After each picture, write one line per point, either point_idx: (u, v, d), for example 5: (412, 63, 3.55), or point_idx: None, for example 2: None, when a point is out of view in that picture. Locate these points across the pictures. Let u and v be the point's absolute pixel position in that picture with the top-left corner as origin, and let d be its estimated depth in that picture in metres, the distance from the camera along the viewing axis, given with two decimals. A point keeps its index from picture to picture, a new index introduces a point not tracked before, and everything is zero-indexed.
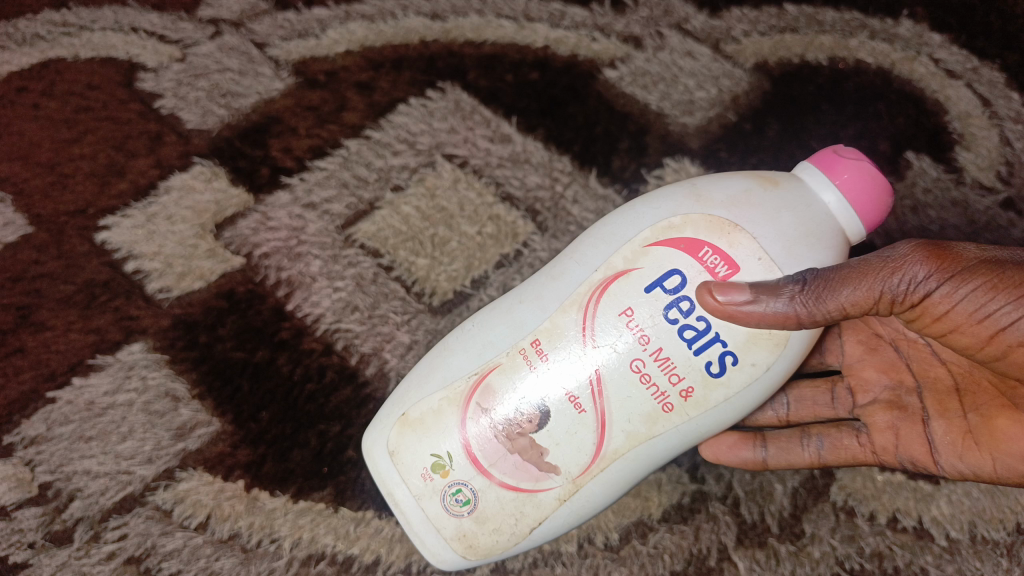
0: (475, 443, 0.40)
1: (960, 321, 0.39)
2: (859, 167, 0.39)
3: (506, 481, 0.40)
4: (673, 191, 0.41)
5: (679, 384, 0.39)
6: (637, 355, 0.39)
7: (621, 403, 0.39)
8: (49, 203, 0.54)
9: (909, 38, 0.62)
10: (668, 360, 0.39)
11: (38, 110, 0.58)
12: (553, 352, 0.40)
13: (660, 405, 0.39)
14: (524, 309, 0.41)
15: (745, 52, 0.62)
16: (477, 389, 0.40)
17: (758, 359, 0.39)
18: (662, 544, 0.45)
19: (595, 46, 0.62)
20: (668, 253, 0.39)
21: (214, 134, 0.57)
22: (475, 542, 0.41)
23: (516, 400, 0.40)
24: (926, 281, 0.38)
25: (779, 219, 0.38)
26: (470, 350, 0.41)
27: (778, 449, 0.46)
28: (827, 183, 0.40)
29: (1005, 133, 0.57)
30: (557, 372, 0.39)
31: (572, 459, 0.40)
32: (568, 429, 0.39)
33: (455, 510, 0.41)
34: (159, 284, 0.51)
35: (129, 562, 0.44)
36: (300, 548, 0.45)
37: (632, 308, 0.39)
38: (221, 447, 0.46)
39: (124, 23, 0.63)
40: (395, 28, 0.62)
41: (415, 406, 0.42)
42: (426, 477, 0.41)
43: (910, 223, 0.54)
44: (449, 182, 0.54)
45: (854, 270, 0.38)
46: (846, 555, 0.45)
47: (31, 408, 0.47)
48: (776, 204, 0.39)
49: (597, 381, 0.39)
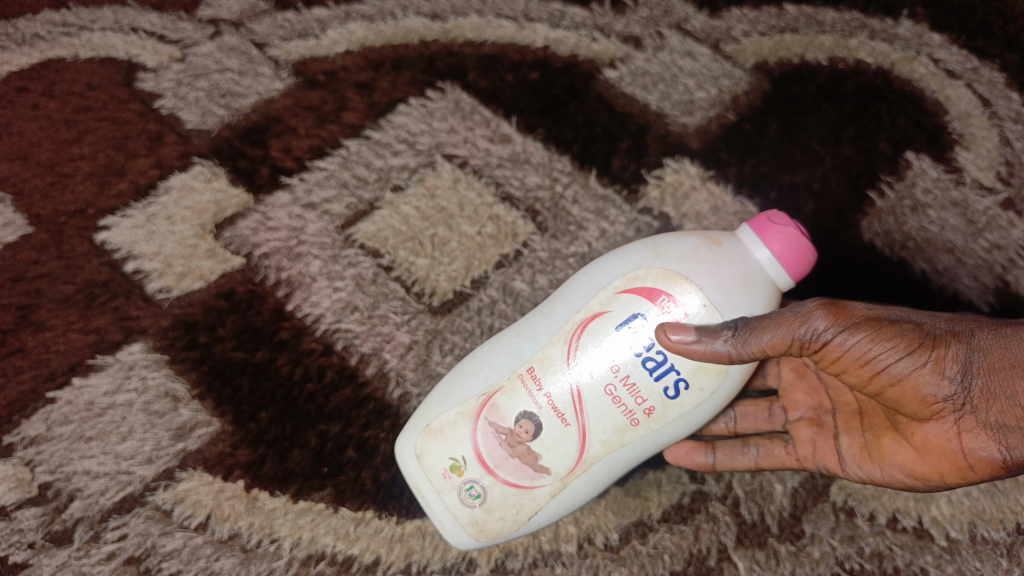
0: (485, 447, 0.41)
1: (850, 364, 0.40)
2: (790, 234, 0.39)
3: (510, 479, 0.41)
4: (637, 245, 0.42)
5: (646, 406, 0.40)
6: (614, 377, 0.40)
7: (598, 420, 0.40)
8: (49, 203, 0.54)
9: (909, 39, 0.62)
10: (642, 381, 0.40)
11: (37, 110, 0.58)
12: (547, 378, 0.41)
13: (626, 421, 0.40)
14: (527, 337, 0.42)
15: (745, 51, 0.62)
16: (485, 407, 0.41)
17: (706, 383, 0.40)
18: (662, 544, 0.45)
19: (595, 46, 0.62)
20: (636, 299, 0.40)
21: (214, 134, 0.57)
22: (485, 527, 0.42)
23: (527, 412, 0.41)
24: (826, 330, 0.39)
25: (723, 273, 0.39)
26: (486, 368, 0.42)
27: (725, 453, 0.46)
28: (758, 247, 0.40)
29: (1005, 133, 0.57)
30: (551, 396, 0.40)
31: (561, 459, 0.41)
32: (555, 438, 0.41)
33: (466, 506, 0.42)
34: (159, 284, 0.51)
35: (129, 562, 0.44)
36: (300, 548, 0.45)
37: (603, 344, 0.40)
38: (221, 447, 0.46)
39: (123, 23, 0.64)
40: (395, 28, 0.62)
41: (438, 416, 0.42)
42: (440, 478, 0.42)
43: (909, 223, 0.53)
44: (449, 182, 0.54)
45: (770, 319, 0.39)
46: (846, 555, 0.45)
47: (31, 409, 0.47)
48: (718, 260, 0.40)
49: (577, 398, 0.40)
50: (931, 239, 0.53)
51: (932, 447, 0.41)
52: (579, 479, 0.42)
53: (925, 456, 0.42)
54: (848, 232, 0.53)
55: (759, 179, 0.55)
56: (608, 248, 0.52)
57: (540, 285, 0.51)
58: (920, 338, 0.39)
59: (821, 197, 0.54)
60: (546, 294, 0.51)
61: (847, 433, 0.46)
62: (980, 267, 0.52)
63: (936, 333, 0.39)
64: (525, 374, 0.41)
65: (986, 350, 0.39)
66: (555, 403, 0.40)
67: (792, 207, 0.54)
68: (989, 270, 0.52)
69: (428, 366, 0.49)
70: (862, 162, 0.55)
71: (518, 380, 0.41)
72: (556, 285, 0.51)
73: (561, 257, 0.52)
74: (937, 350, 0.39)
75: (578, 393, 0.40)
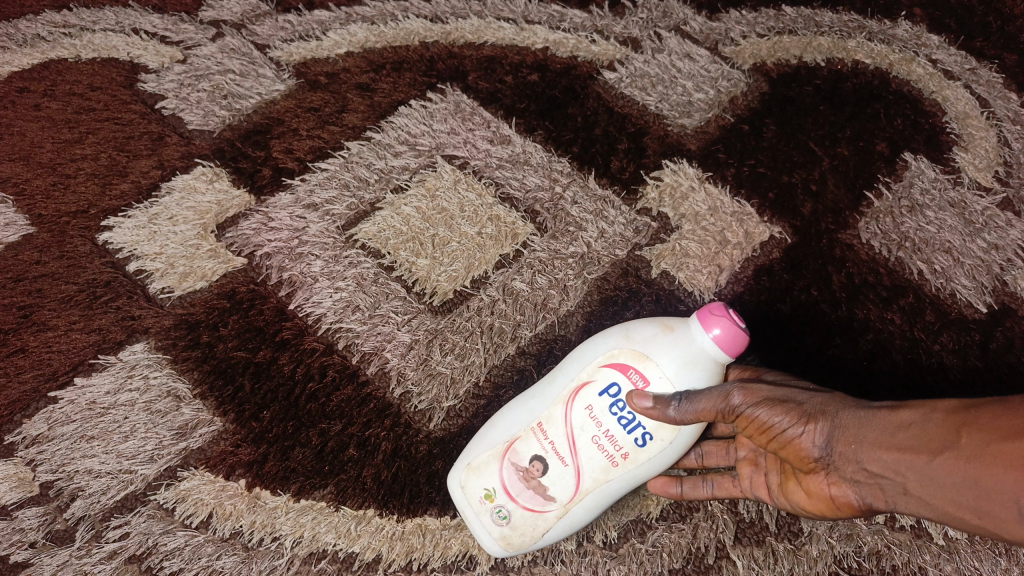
0: (508, 474, 0.42)
1: (755, 429, 0.40)
2: (730, 327, 0.39)
3: (529, 504, 0.41)
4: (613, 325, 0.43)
5: (624, 450, 0.41)
6: (596, 420, 0.41)
7: (590, 454, 0.41)
8: (51, 204, 0.54)
9: (906, 40, 0.63)
10: (620, 426, 0.40)
11: (39, 110, 0.59)
12: (555, 427, 0.41)
13: (609, 459, 0.41)
14: (539, 390, 0.43)
15: (744, 53, 0.63)
16: (508, 448, 0.42)
17: (666, 435, 0.40)
18: (660, 541, 0.45)
19: (594, 48, 0.63)
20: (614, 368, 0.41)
21: (216, 135, 0.58)
22: (511, 543, 0.42)
23: (538, 446, 0.41)
24: (739, 404, 0.39)
25: (679, 352, 0.40)
26: (511, 415, 0.43)
27: (691, 485, 0.46)
28: (699, 335, 0.40)
29: (1003, 134, 0.58)
30: (558, 440, 0.41)
31: (563, 485, 0.41)
32: (559, 472, 0.41)
33: (493, 527, 0.42)
34: (162, 284, 0.51)
35: (129, 562, 0.43)
36: (301, 546, 0.44)
37: (590, 398, 0.41)
38: (223, 446, 0.46)
39: (125, 25, 0.66)
40: (396, 31, 0.65)
41: (473, 453, 0.43)
42: (471, 499, 0.42)
43: (907, 224, 0.53)
44: (450, 182, 0.55)
45: (700, 392, 0.40)
46: (843, 553, 0.44)
47: (32, 408, 0.47)
48: (677, 342, 0.40)
49: (571, 435, 0.41)
50: (929, 239, 0.52)
51: (815, 492, 0.40)
52: (580, 505, 0.41)
53: (811, 499, 0.40)
54: (845, 232, 0.53)
55: (757, 179, 0.55)
56: (608, 248, 0.52)
57: (540, 285, 0.51)
58: (806, 407, 0.38)
59: (819, 196, 0.54)
60: (546, 294, 0.50)
61: (768, 470, 0.44)
62: (978, 268, 0.52)
63: (822, 401, 0.38)
64: (540, 419, 0.42)
65: (848, 413, 0.37)
66: (553, 439, 0.41)
67: (791, 207, 0.54)
68: (988, 270, 0.52)
69: (428, 365, 0.49)
70: (860, 162, 0.56)
71: (535, 421, 0.42)
72: (556, 284, 0.51)
73: (561, 257, 0.52)
74: (822, 419, 0.37)
75: (574, 431, 0.41)
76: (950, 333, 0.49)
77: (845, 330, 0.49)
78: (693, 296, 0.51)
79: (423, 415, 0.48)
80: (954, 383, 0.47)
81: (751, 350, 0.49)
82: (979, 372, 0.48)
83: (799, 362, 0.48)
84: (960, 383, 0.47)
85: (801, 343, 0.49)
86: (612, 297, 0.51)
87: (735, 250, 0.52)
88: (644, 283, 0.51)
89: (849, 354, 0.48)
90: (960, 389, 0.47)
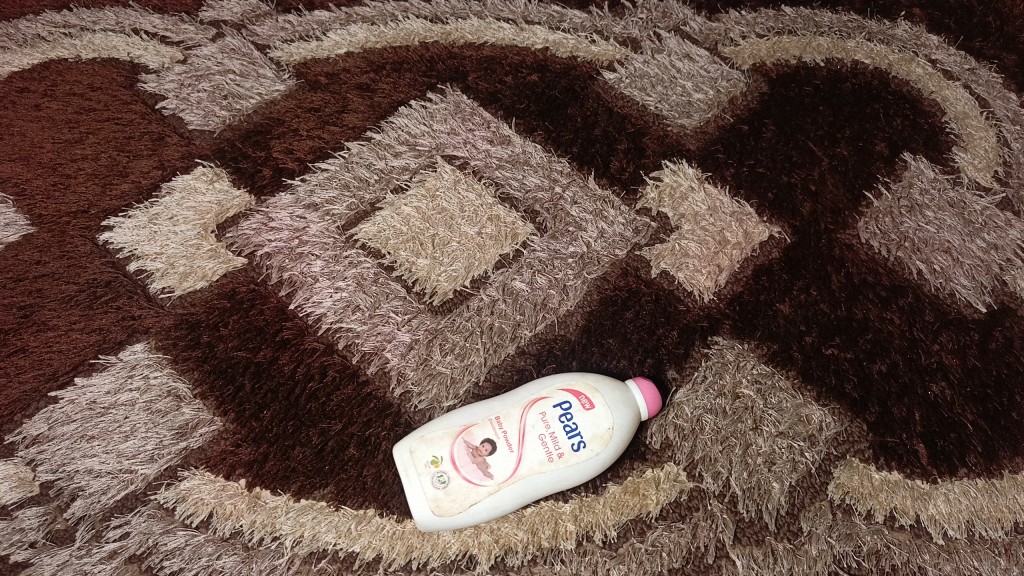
0: (458, 445, 0.42)
1: None
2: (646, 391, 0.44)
3: (469, 475, 0.41)
4: (570, 371, 0.46)
5: (563, 453, 0.42)
6: (547, 419, 0.42)
7: (533, 446, 0.42)
8: (52, 205, 0.54)
9: (906, 40, 0.64)
10: (565, 428, 0.42)
11: (38, 110, 0.59)
12: (508, 419, 0.42)
13: (548, 454, 0.42)
14: (503, 394, 0.45)
15: (743, 53, 0.63)
16: (462, 429, 0.43)
17: (597, 449, 0.42)
18: (660, 541, 0.44)
19: (594, 48, 0.64)
20: (569, 392, 0.43)
21: (217, 135, 0.58)
22: (441, 508, 0.41)
23: (491, 428, 0.42)
24: None
25: (611, 392, 0.43)
26: (473, 408, 0.44)
27: None
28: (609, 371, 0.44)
29: (1003, 134, 0.58)
30: (510, 429, 0.42)
31: (503, 464, 0.41)
32: (504, 457, 0.42)
33: (429, 491, 0.41)
34: (162, 283, 0.51)
35: (129, 561, 0.44)
36: (301, 545, 0.44)
37: (547, 401, 0.43)
38: (223, 445, 0.46)
39: (125, 25, 0.67)
40: (396, 30, 0.65)
41: (431, 427, 0.43)
42: (414, 462, 0.42)
43: (906, 224, 0.53)
44: (450, 182, 0.55)
45: None
46: (843, 553, 0.44)
47: (32, 409, 0.47)
48: (614, 384, 0.44)
49: (522, 425, 0.42)
50: (929, 239, 0.52)
51: None
52: (512, 488, 0.42)
53: None
54: (844, 232, 0.53)
55: (757, 179, 0.55)
56: (608, 248, 0.52)
57: (540, 285, 0.51)
58: None
59: (818, 196, 0.54)
60: (546, 294, 0.50)
61: None
62: (977, 267, 0.52)
63: None
64: (498, 408, 0.43)
65: None
66: (506, 425, 0.42)
67: (791, 207, 0.54)
68: (987, 270, 0.52)
69: (428, 365, 0.49)
70: (859, 162, 0.56)
71: (494, 410, 0.43)
72: (556, 284, 0.51)
73: (561, 257, 0.52)
74: None
75: (526, 422, 0.42)
76: (949, 333, 0.49)
77: (844, 330, 0.49)
78: (692, 296, 0.51)
79: (424, 414, 0.48)
80: (953, 383, 0.48)
81: (750, 351, 0.49)
82: (977, 371, 0.48)
83: (798, 363, 0.48)
84: (959, 383, 0.48)
85: (801, 343, 0.49)
86: (611, 297, 0.51)
87: (734, 250, 0.52)
88: (644, 282, 0.51)
89: (848, 354, 0.48)
90: (958, 390, 0.48)
